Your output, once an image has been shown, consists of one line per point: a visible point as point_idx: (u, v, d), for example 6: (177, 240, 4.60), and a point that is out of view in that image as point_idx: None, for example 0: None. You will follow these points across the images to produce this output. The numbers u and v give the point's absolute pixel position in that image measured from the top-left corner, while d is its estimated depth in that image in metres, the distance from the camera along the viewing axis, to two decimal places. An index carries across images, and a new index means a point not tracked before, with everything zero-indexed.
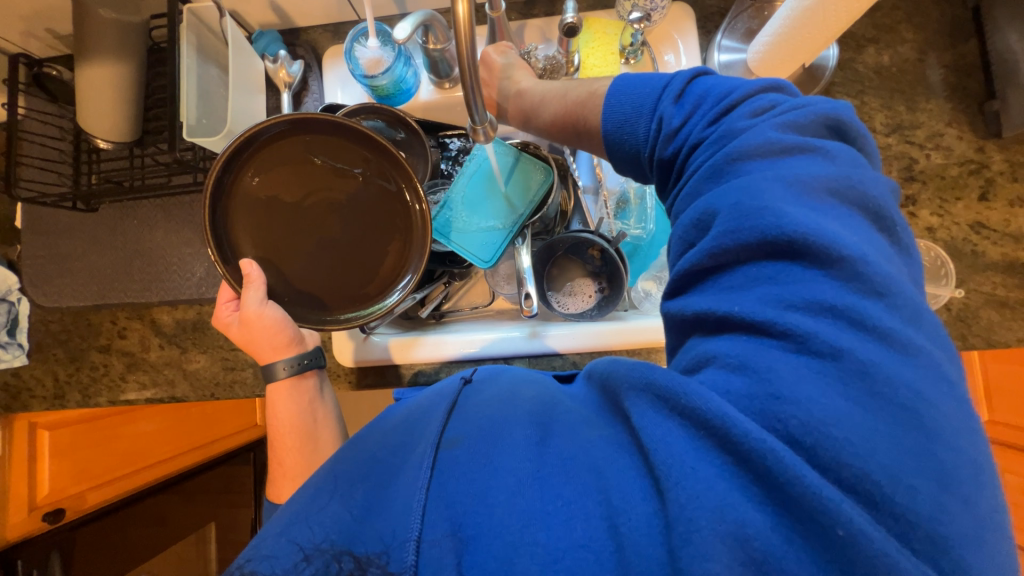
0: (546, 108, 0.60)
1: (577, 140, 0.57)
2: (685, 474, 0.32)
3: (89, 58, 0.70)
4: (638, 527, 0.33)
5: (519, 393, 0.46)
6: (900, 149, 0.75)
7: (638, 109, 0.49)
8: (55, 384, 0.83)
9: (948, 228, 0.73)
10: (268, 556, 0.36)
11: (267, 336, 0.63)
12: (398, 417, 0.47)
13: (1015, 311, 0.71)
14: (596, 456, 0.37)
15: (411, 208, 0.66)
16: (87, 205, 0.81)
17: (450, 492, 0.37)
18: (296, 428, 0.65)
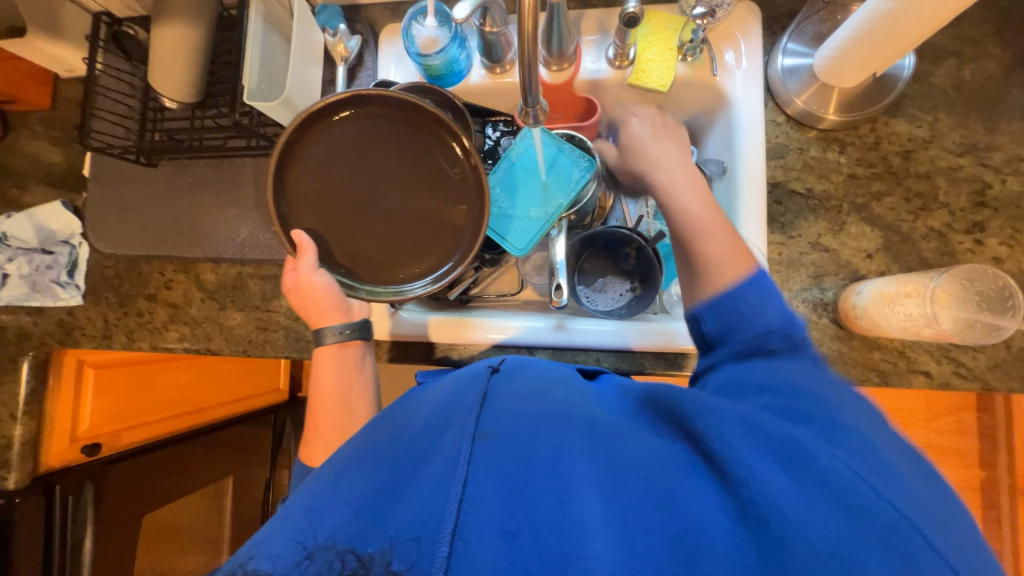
0: (681, 205, 0.63)
1: (706, 260, 0.58)
2: (771, 485, 0.36)
3: (164, 20, 0.74)
4: (712, 528, 0.35)
5: (551, 391, 0.49)
6: (972, 171, 0.70)
7: (766, 306, 0.51)
8: (104, 325, 0.89)
9: (1017, 260, 0.68)
10: (272, 546, 0.38)
11: (315, 302, 0.66)
12: (424, 412, 0.50)
13: None
14: (651, 464, 0.40)
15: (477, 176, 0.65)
16: (149, 160, 0.85)
17: (484, 485, 0.39)
18: (333, 395, 0.66)
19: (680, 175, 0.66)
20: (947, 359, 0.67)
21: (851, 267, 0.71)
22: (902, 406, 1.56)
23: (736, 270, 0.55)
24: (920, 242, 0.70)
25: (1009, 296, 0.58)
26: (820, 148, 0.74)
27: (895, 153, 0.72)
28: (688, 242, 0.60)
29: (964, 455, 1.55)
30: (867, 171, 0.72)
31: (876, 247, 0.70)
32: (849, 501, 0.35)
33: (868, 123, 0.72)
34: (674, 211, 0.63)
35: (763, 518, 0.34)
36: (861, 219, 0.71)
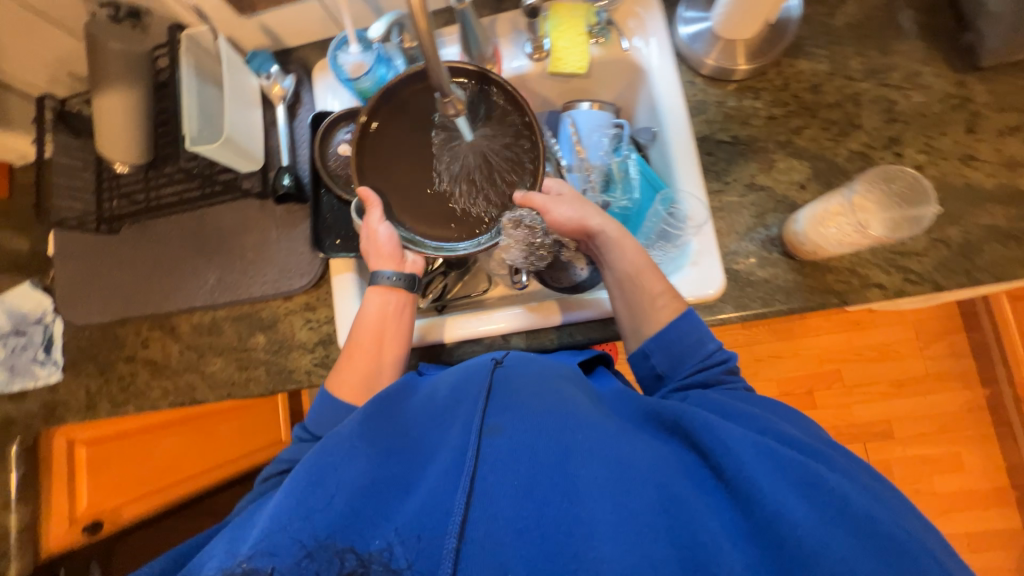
0: (623, 249, 0.68)
1: (646, 305, 0.66)
2: (769, 493, 0.41)
3: (103, 90, 0.78)
4: (708, 530, 0.40)
5: (555, 384, 0.53)
6: (877, 92, 0.75)
7: (704, 337, 0.62)
8: (88, 396, 0.89)
9: (937, 164, 0.72)
10: (271, 529, 0.40)
11: (377, 248, 0.71)
12: (422, 402, 0.55)
13: (1021, 241, 0.68)
14: (656, 470, 0.44)
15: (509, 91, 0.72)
16: (109, 228, 0.87)
17: (498, 484, 0.44)
18: (375, 332, 0.68)
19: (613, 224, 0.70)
20: (896, 268, 0.70)
21: (788, 200, 0.74)
22: (893, 339, 1.57)
23: (672, 309, 0.64)
24: (845, 164, 0.74)
25: (920, 186, 0.63)
26: (737, 98, 0.78)
27: (804, 90, 0.76)
28: (634, 281, 0.67)
29: (964, 376, 1.56)
30: (783, 111, 0.76)
31: (807, 177, 0.74)
32: (828, 504, 0.40)
33: (773, 68, 0.78)
34: (616, 255, 0.68)
35: (758, 518, 0.40)
36: (787, 154, 0.75)
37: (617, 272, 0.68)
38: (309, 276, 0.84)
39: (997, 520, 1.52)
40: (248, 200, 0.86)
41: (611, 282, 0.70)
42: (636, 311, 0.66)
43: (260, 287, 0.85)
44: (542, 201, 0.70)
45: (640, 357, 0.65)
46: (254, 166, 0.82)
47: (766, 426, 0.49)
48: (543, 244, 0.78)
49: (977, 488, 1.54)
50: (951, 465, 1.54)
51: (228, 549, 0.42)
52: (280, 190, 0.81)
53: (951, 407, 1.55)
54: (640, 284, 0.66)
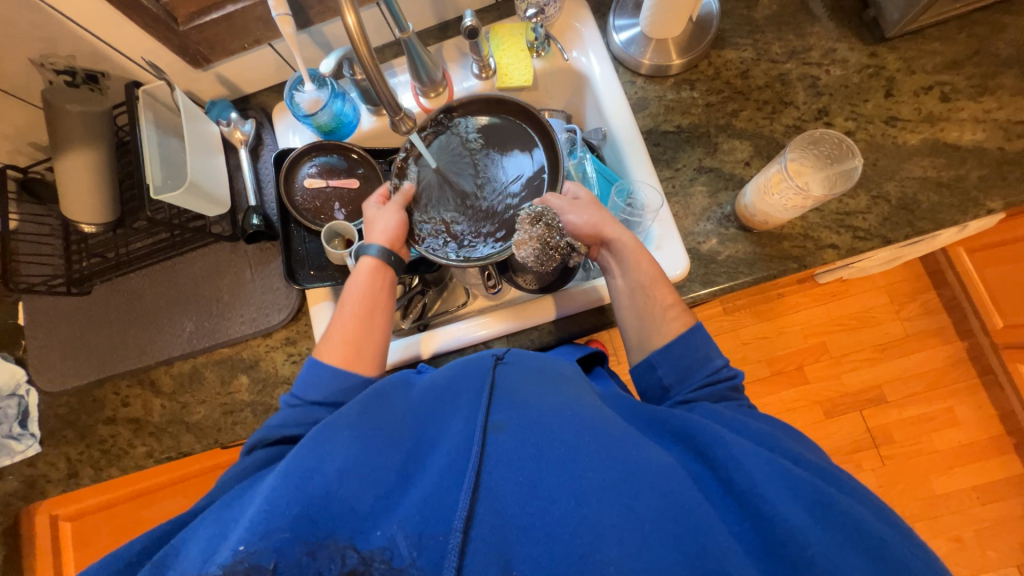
0: (639, 261, 0.66)
1: (658, 315, 0.63)
2: (783, 510, 0.39)
3: (65, 152, 0.79)
4: (720, 541, 0.38)
5: (560, 387, 0.51)
6: (801, 71, 0.81)
7: (711, 353, 0.60)
8: (68, 465, 0.85)
9: (865, 128, 0.77)
10: (266, 517, 0.38)
11: (385, 229, 0.73)
12: (421, 395, 0.52)
13: (952, 189, 0.73)
14: (666, 477, 0.41)
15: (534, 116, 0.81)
16: (81, 288, 0.87)
17: (504, 480, 0.41)
18: (364, 299, 0.67)
19: (629, 234, 0.69)
20: (845, 227, 0.74)
21: (736, 177, 0.79)
22: (869, 305, 1.62)
23: (682, 322, 0.62)
24: (782, 139, 0.79)
25: (845, 146, 0.70)
26: (676, 91, 0.84)
27: (735, 76, 0.82)
28: (647, 292, 0.65)
29: (942, 332, 1.61)
30: (718, 98, 0.82)
31: (750, 155, 0.79)
32: (843, 528, 0.38)
33: (704, 60, 0.83)
34: (631, 265, 0.67)
35: (772, 533, 0.38)
36: (728, 136, 0.80)
37: (632, 281, 0.67)
38: (287, 310, 0.84)
39: (1002, 468, 1.54)
40: (221, 244, 0.87)
41: (623, 291, 0.68)
42: (647, 319, 0.64)
43: (239, 328, 0.85)
44: (559, 205, 0.72)
45: (644, 367, 0.62)
46: (220, 210, 0.84)
47: (774, 443, 0.46)
48: (558, 245, 0.77)
49: (974, 439, 1.56)
50: (946, 420, 1.57)
51: (218, 538, 0.39)
52: (249, 230, 0.82)
53: (935, 363, 1.59)
54: (651, 295, 0.65)
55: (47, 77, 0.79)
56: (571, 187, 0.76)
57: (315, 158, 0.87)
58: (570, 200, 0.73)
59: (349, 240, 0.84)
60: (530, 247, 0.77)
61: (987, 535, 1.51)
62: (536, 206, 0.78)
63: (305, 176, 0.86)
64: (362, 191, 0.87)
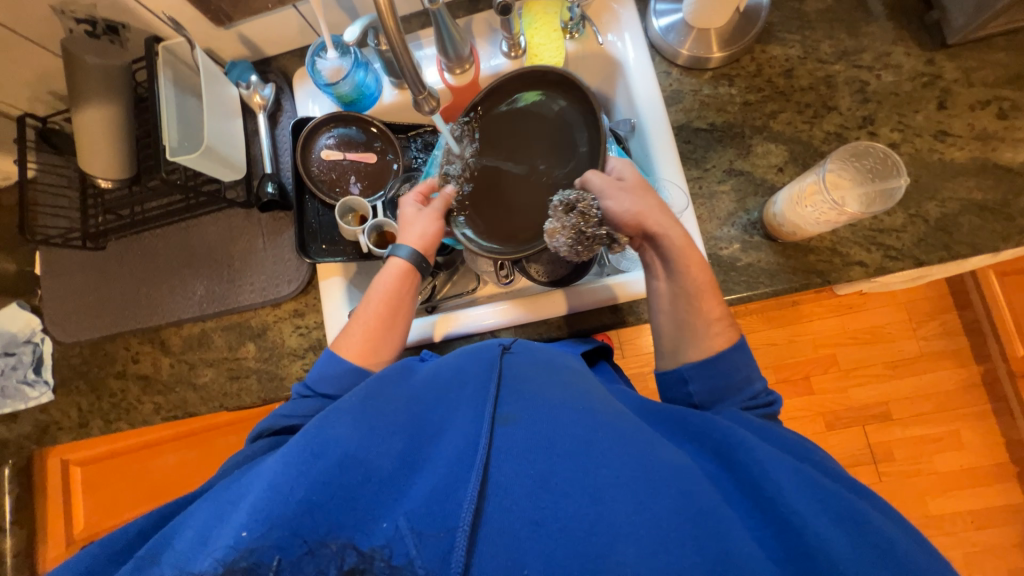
0: (687, 264, 0.60)
1: (700, 326, 0.59)
2: (810, 521, 0.35)
3: (83, 104, 0.78)
4: (742, 548, 0.35)
5: (570, 379, 0.51)
6: (849, 74, 0.76)
7: (751, 377, 0.56)
8: (79, 414, 0.87)
9: (911, 141, 0.73)
10: (268, 505, 0.37)
11: (421, 231, 0.72)
12: (428, 381, 0.52)
13: (997, 214, 0.69)
14: (682, 476, 0.39)
15: (593, 112, 0.72)
16: (96, 244, 0.87)
17: (515, 474, 0.40)
18: (389, 301, 0.67)
19: (679, 228, 0.63)
20: (876, 245, 0.71)
21: (767, 183, 0.75)
22: (887, 321, 1.57)
23: (727, 338, 0.57)
24: (821, 146, 0.75)
25: (891, 161, 0.65)
26: (712, 85, 0.79)
27: (777, 75, 0.78)
28: (694, 301, 0.59)
29: (958, 354, 1.56)
30: (758, 97, 0.78)
31: (784, 160, 0.75)
32: (878, 545, 0.35)
33: (747, 55, 0.79)
34: (678, 270, 0.61)
35: (800, 542, 0.35)
36: (764, 138, 0.76)
37: (676, 286, 0.62)
38: (297, 282, 0.84)
39: (1001, 495, 1.52)
40: (234, 210, 0.87)
41: (665, 295, 0.63)
42: (686, 328, 0.59)
43: (248, 296, 0.85)
44: (601, 186, 0.65)
45: (675, 380, 0.57)
46: (236, 175, 0.83)
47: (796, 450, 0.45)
48: (596, 236, 0.69)
49: (977, 464, 1.54)
50: (950, 443, 1.55)
51: (216, 523, 0.39)
52: (264, 198, 0.81)
53: (947, 385, 1.56)
54: (696, 304, 0.60)
55: (68, 25, 0.77)
56: (617, 168, 0.69)
57: (333, 129, 0.85)
58: (614, 183, 0.66)
59: (361, 216, 0.83)
60: (565, 236, 0.68)
61: (975, 559, 1.51)
62: (569, 192, 0.69)
63: (322, 147, 0.84)
64: (379, 167, 0.86)
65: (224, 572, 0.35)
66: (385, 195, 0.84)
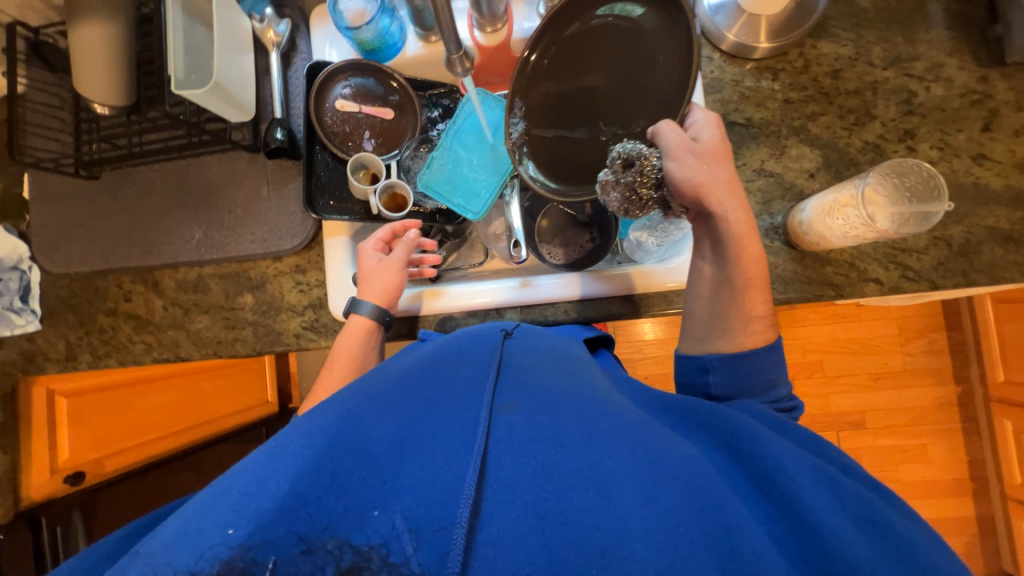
0: (743, 253, 0.56)
1: (740, 318, 0.57)
2: (828, 521, 0.34)
3: (80, 19, 0.71)
4: (754, 543, 0.34)
5: (573, 368, 0.51)
6: (899, 82, 0.73)
7: (777, 380, 0.56)
8: (67, 347, 0.85)
9: (949, 161, 0.71)
10: (254, 500, 0.36)
11: (382, 282, 0.72)
12: (426, 366, 0.51)
13: (1020, 245, 0.68)
14: (691, 467, 0.39)
15: (690, 61, 0.55)
16: (89, 172, 0.83)
17: (515, 464, 0.39)
18: (352, 359, 0.69)
19: (741, 212, 0.57)
20: (895, 264, 0.70)
21: (796, 188, 0.73)
22: (877, 334, 1.59)
23: (763, 337, 0.57)
24: (856, 155, 0.72)
25: (933, 183, 0.62)
26: (755, 78, 0.75)
27: (825, 74, 0.74)
28: (738, 294, 0.57)
29: (940, 373, 1.60)
30: (800, 95, 0.74)
31: (817, 166, 0.73)
32: (899, 551, 0.34)
33: (796, 48, 0.75)
34: (732, 256, 0.56)
35: (818, 539, 0.34)
36: (800, 140, 0.74)
37: (723, 273, 0.58)
38: (301, 237, 0.81)
39: (952, 507, 1.61)
40: (238, 153, 0.82)
41: (707, 280, 0.60)
42: (721, 321, 0.58)
43: (249, 246, 0.82)
44: (675, 142, 0.55)
45: (695, 367, 0.57)
46: (245, 118, 0.78)
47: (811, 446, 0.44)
48: (647, 200, 0.59)
49: (937, 478, 1.61)
50: (916, 455, 1.61)
51: (195, 514, 0.36)
52: (271, 144, 0.77)
53: (924, 401, 1.60)
54: (740, 298, 0.57)
55: None
56: (696, 123, 0.59)
57: (350, 78, 0.79)
58: (686, 142, 0.56)
59: (373, 174, 0.80)
60: (619, 193, 0.58)
61: None
62: (631, 145, 0.58)
63: (337, 96, 0.79)
64: (396, 126, 0.81)
65: (219, 572, 0.33)
66: (400, 156, 0.79)
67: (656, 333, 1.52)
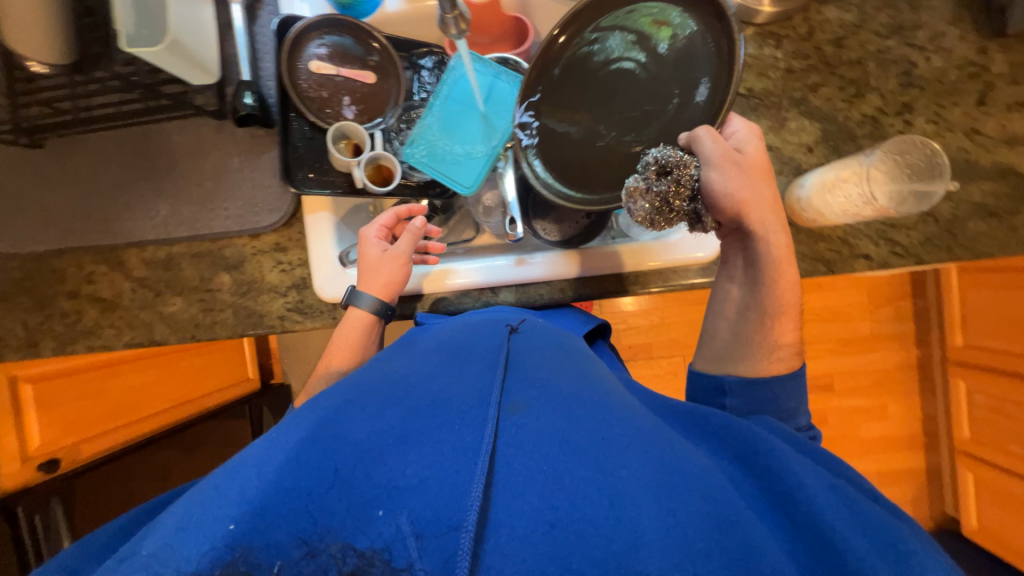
0: (778, 279, 0.57)
1: (767, 347, 0.58)
2: (847, 540, 0.35)
3: None
4: (769, 552, 0.34)
5: (586, 372, 0.51)
6: (900, 52, 0.71)
7: (797, 410, 0.57)
8: (25, 332, 0.78)
9: (943, 136, 0.71)
10: (257, 491, 0.35)
11: (385, 276, 0.69)
12: (433, 366, 0.50)
13: (1003, 220, 0.70)
14: (705, 480, 0.39)
15: (728, 83, 0.53)
16: (32, 140, 0.74)
17: (525, 466, 0.38)
18: (351, 350, 0.68)
19: (783, 234, 0.58)
20: (884, 241, 0.71)
21: (794, 163, 0.72)
22: (849, 302, 1.66)
23: (788, 365, 0.58)
24: (854, 130, 0.72)
25: (936, 159, 0.64)
26: (757, 44, 0.72)
27: (828, 42, 0.71)
28: (768, 320, 0.58)
29: (904, 338, 1.69)
30: (802, 65, 0.72)
31: (815, 140, 0.72)
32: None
33: (800, 14, 0.72)
34: (768, 280, 0.57)
35: (834, 552, 0.34)
36: (799, 113, 0.72)
37: (752, 297, 0.59)
38: (279, 213, 0.76)
39: (906, 460, 1.74)
40: (204, 120, 0.76)
41: (733, 302, 0.61)
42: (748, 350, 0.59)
43: (223, 223, 0.76)
44: (717, 152, 0.53)
45: (713, 389, 0.59)
46: (208, 80, 0.72)
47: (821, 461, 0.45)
48: (676, 211, 0.56)
49: (894, 433, 1.73)
50: (877, 414, 1.72)
51: (199, 506, 0.35)
52: (241, 110, 0.70)
53: (887, 364, 1.70)
54: (770, 323, 0.58)
55: None
56: (737, 132, 0.59)
57: (326, 36, 0.72)
58: (731, 153, 0.54)
59: (356, 145, 0.74)
60: (648, 202, 0.54)
61: None
62: (668, 151, 0.55)
63: (312, 57, 0.72)
64: (379, 90, 0.75)
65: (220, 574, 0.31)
66: (384, 124, 0.75)
67: (636, 304, 1.54)
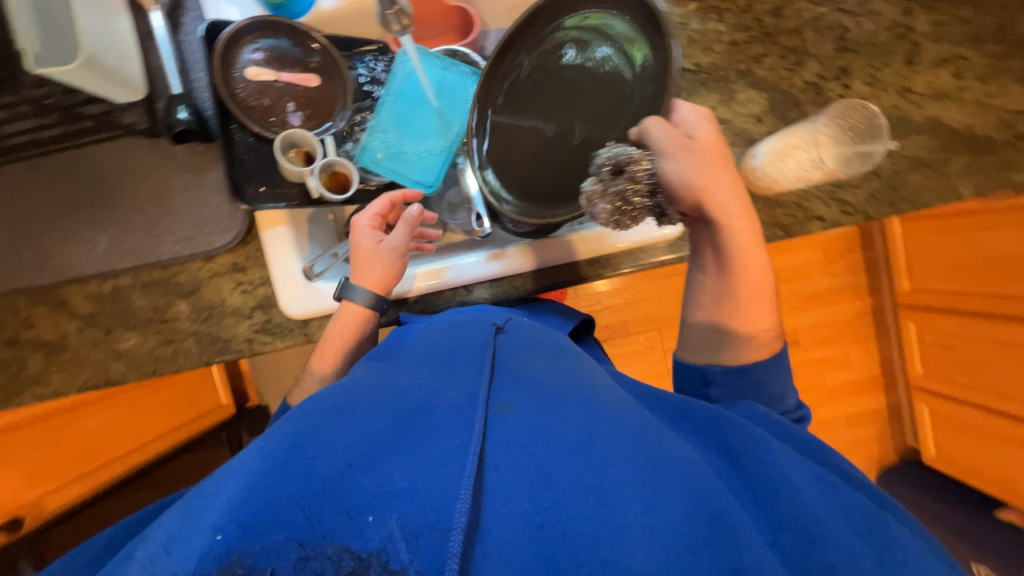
0: (746, 266, 0.58)
1: (746, 334, 0.59)
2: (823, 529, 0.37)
3: None
4: (750, 538, 0.36)
5: (574, 368, 0.51)
6: (833, 18, 0.74)
7: (784, 392, 0.58)
8: None
9: (878, 96, 0.74)
10: (244, 505, 0.34)
11: (381, 265, 0.66)
12: (415, 373, 0.49)
13: (937, 170, 0.74)
14: (693, 475, 0.40)
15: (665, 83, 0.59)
16: None
17: (515, 462, 0.38)
18: (342, 346, 0.65)
19: (749, 225, 0.58)
20: (834, 201, 0.74)
21: (745, 134, 0.74)
22: (806, 260, 1.74)
23: (768, 349, 0.59)
24: (799, 96, 0.74)
25: (873, 123, 0.70)
26: (700, 19, 0.73)
27: (766, 12, 0.73)
28: (742, 306, 0.59)
29: (858, 289, 1.80)
30: (745, 36, 0.73)
31: (764, 110, 0.74)
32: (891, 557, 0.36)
33: None
34: (738, 268, 0.58)
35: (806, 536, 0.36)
36: (746, 84, 0.74)
37: (726, 284, 0.60)
38: (232, 232, 0.72)
39: (870, 401, 1.86)
40: (136, 140, 0.71)
41: (707, 291, 0.61)
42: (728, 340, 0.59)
43: (172, 248, 0.72)
44: (667, 142, 0.55)
45: (697, 379, 0.59)
46: (135, 96, 0.67)
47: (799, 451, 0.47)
48: (638, 206, 0.59)
49: (857, 378, 1.85)
50: (840, 361, 1.83)
51: (186, 518, 0.35)
52: (176, 126, 0.66)
53: (846, 315, 1.80)
54: (744, 309, 0.59)
55: None
56: (686, 118, 0.58)
57: (259, 40, 0.68)
58: (682, 141, 0.56)
59: (307, 153, 0.71)
60: (607, 203, 0.58)
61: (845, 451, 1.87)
62: (618, 150, 0.58)
63: (247, 63, 0.68)
64: (324, 93, 0.72)
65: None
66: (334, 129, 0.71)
67: (609, 283, 1.56)
